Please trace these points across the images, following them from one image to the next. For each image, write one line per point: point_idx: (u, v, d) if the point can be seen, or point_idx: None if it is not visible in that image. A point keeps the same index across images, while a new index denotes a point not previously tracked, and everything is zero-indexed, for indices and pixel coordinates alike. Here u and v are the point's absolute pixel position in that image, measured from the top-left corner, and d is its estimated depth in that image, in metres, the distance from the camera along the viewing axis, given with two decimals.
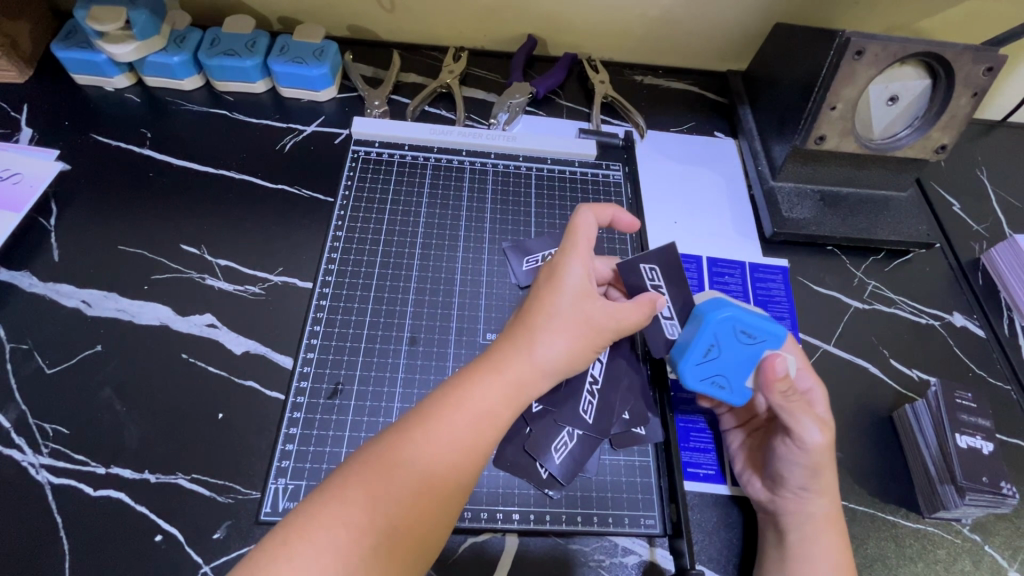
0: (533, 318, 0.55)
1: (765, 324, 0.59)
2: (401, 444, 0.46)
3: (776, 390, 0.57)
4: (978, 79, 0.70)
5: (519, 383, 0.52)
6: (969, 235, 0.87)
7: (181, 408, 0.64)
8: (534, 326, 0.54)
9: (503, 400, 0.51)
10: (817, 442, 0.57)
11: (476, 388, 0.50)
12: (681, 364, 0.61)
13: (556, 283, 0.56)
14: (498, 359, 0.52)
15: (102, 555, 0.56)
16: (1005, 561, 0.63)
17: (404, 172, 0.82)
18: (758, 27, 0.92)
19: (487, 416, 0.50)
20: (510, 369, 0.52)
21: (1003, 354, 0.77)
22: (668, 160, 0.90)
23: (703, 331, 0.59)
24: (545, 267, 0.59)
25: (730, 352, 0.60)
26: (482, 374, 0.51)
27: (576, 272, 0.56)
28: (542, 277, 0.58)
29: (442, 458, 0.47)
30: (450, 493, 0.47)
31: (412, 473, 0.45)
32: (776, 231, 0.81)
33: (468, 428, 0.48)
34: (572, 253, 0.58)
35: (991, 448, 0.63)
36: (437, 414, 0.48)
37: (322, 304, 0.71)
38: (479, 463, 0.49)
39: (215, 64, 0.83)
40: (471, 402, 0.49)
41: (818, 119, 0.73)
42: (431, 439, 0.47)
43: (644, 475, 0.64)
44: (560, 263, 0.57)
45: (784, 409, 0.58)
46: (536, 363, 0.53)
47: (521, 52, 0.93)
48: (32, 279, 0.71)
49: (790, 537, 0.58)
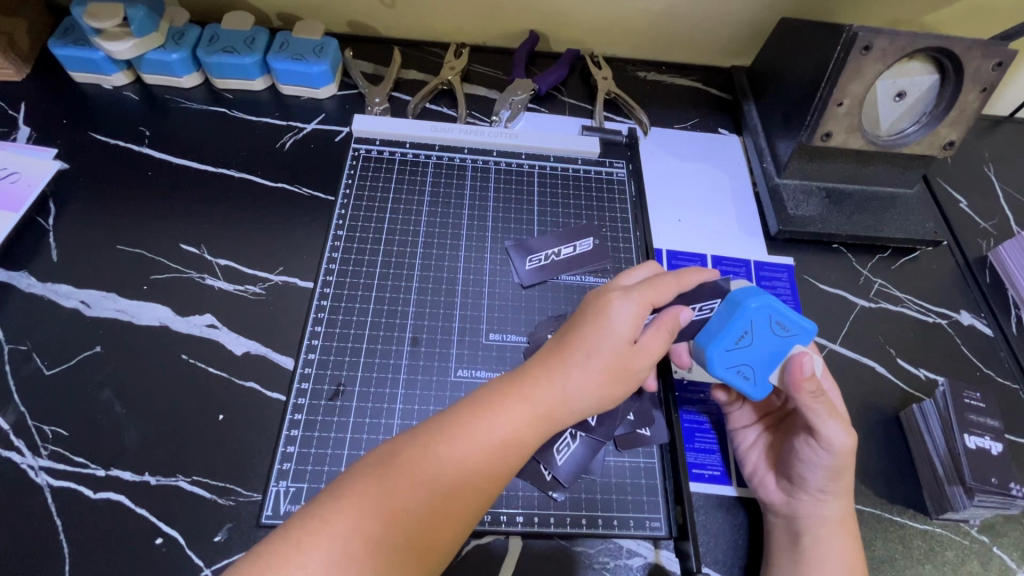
0: (570, 351, 0.52)
1: (799, 318, 0.57)
2: (424, 457, 0.45)
3: (804, 390, 0.56)
4: (987, 74, 0.69)
5: (548, 413, 0.50)
6: (976, 233, 0.86)
7: (180, 409, 0.64)
8: (570, 358, 0.51)
9: (527, 428, 0.49)
10: (842, 446, 0.56)
11: (504, 411, 0.49)
12: (710, 350, 0.57)
13: (601, 319, 0.53)
14: (529, 383, 0.50)
15: (101, 557, 0.55)
16: (1013, 562, 0.62)
17: (405, 170, 0.81)
18: (762, 22, 0.90)
19: (512, 442, 0.48)
20: (542, 396, 0.50)
21: (1010, 352, 0.76)
22: (672, 157, 0.89)
23: (739, 317, 0.56)
24: (592, 297, 0.56)
25: (761, 342, 0.57)
26: (511, 393, 0.50)
27: (626, 312, 0.53)
28: (589, 306, 0.55)
29: (463, 475, 0.46)
30: (467, 511, 0.46)
31: (430, 489, 0.44)
32: (780, 229, 0.80)
33: (491, 451, 0.47)
34: (629, 291, 0.54)
35: (1000, 448, 0.62)
36: (461, 429, 0.47)
37: (323, 305, 0.70)
38: (496, 485, 0.48)
39: (213, 61, 0.83)
40: (497, 424, 0.48)
41: (825, 115, 0.72)
42: (452, 454, 0.46)
43: (649, 477, 0.63)
44: (608, 297, 0.54)
45: (813, 411, 0.57)
46: (567, 398, 0.51)
47: (522, 48, 0.92)
48: (30, 279, 0.70)
49: (804, 541, 0.57)
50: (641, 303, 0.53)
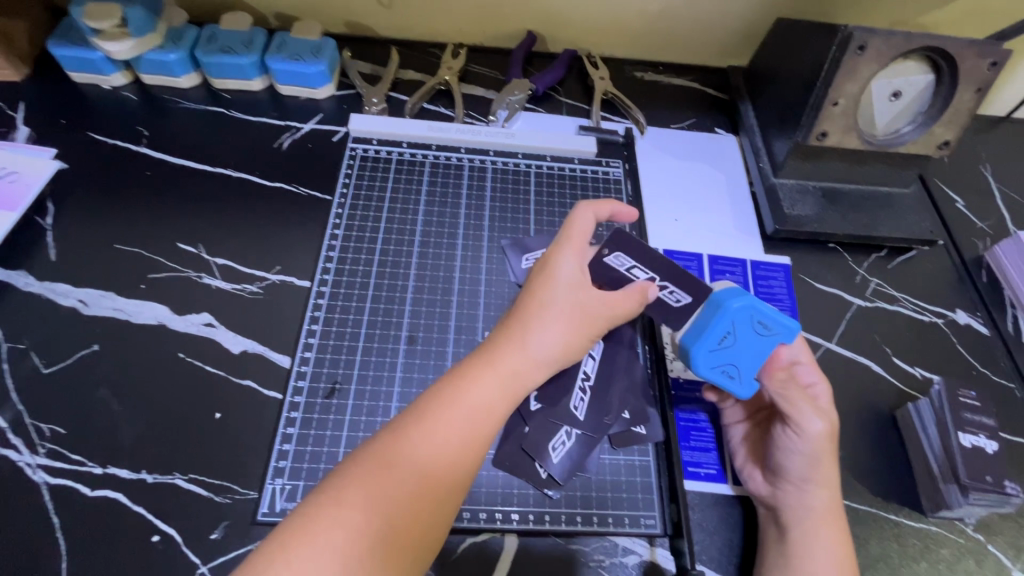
0: (527, 311, 0.56)
1: (781, 317, 0.58)
2: (398, 444, 0.46)
3: (774, 377, 0.60)
4: (982, 73, 0.69)
5: (514, 373, 0.53)
6: (973, 233, 0.86)
7: (177, 407, 0.64)
8: (528, 316, 0.55)
9: (498, 393, 0.51)
10: (817, 430, 0.58)
11: (472, 384, 0.51)
12: (693, 351, 0.59)
13: (548, 277, 0.58)
14: (493, 352, 0.53)
15: (98, 554, 0.56)
16: (1008, 560, 0.62)
17: (402, 170, 0.82)
18: (759, 22, 0.91)
19: (482, 409, 0.50)
20: (505, 362, 0.53)
21: (1007, 352, 0.76)
22: (669, 156, 0.89)
23: (721, 317, 0.58)
24: (538, 264, 0.61)
25: (745, 341, 0.58)
26: (477, 366, 0.52)
27: (569, 266, 0.58)
28: (535, 272, 0.60)
29: (439, 454, 0.47)
30: (447, 490, 0.47)
31: (409, 472, 0.45)
32: (777, 228, 0.80)
33: (464, 422, 0.49)
34: (562, 246, 0.60)
35: (995, 447, 0.62)
36: (432, 413, 0.48)
37: (320, 304, 0.70)
38: (476, 459, 0.49)
39: (211, 61, 0.83)
40: (467, 398, 0.50)
41: (820, 115, 0.73)
42: (427, 437, 0.47)
43: (644, 475, 0.64)
44: (551, 259, 0.59)
45: (782, 397, 0.59)
46: (531, 353, 0.54)
47: (520, 49, 0.93)
48: (28, 278, 0.71)
49: (791, 533, 0.57)
50: (580, 257, 0.59)
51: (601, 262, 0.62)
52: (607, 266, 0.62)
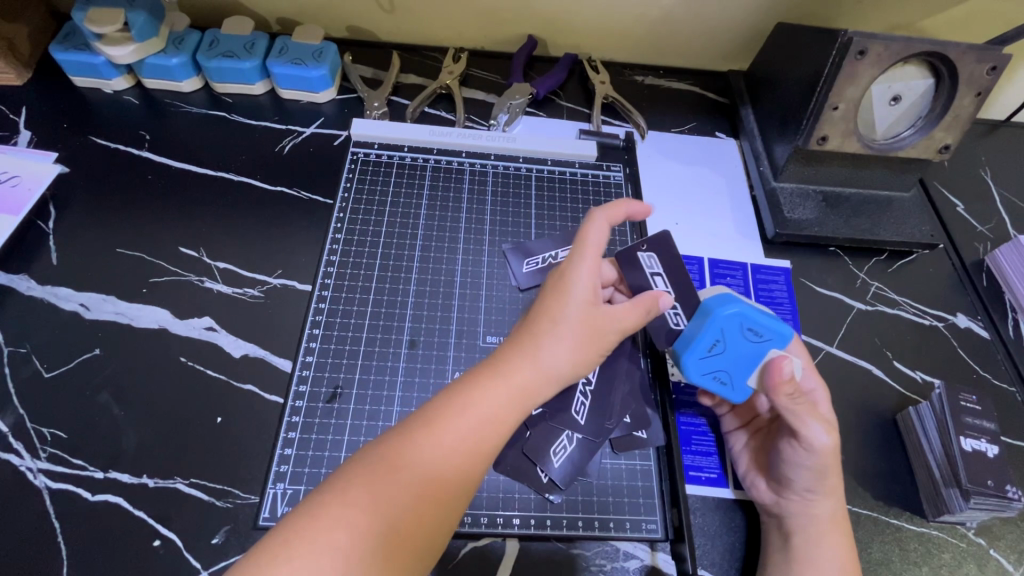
0: (540, 324, 0.55)
1: (772, 323, 0.57)
2: (404, 447, 0.46)
3: (782, 392, 0.56)
4: (982, 78, 0.69)
5: (525, 388, 0.52)
6: (973, 236, 0.86)
7: (178, 411, 0.64)
8: (540, 331, 0.55)
9: (508, 405, 0.51)
10: (824, 445, 0.56)
11: (482, 393, 0.50)
12: (685, 357, 0.60)
13: (562, 291, 0.56)
14: (505, 364, 0.53)
15: (99, 558, 0.56)
16: (1009, 564, 0.62)
17: (404, 174, 0.82)
18: (760, 26, 0.91)
19: (491, 419, 0.50)
20: (516, 375, 0.52)
21: (1007, 356, 0.76)
22: (669, 160, 0.89)
23: (710, 325, 0.58)
24: (553, 274, 0.59)
25: (736, 348, 0.59)
26: (489, 376, 0.52)
27: (584, 280, 0.56)
28: (551, 283, 0.58)
29: (446, 460, 0.47)
30: (450, 496, 0.46)
31: (413, 477, 0.45)
32: (777, 232, 0.80)
33: (471, 431, 0.49)
34: (575, 257, 0.57)
35: (996, 451, 0.62)
36: (440, 419, 0.48)
37: (321, 308, 0.70)
38: (482, 465, 0.49)
39: (213, 65, 0.83)
40: (476, 406, 0.50)
41: (820, 119, 0.73)
42: (434, 443, 0.47)
43: (646, 479, 0.64)
44: (565, 271, 0.57)
45: (791, 412, 0.56)
46: (542, 369, 0.53)
47: (521, 53, 0.93)
48: (30, 282, 0.71)
49: (795, 540, 0.57)
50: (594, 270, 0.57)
51: (633, 254, 0.63)
52: (636, 261, 0.63)
